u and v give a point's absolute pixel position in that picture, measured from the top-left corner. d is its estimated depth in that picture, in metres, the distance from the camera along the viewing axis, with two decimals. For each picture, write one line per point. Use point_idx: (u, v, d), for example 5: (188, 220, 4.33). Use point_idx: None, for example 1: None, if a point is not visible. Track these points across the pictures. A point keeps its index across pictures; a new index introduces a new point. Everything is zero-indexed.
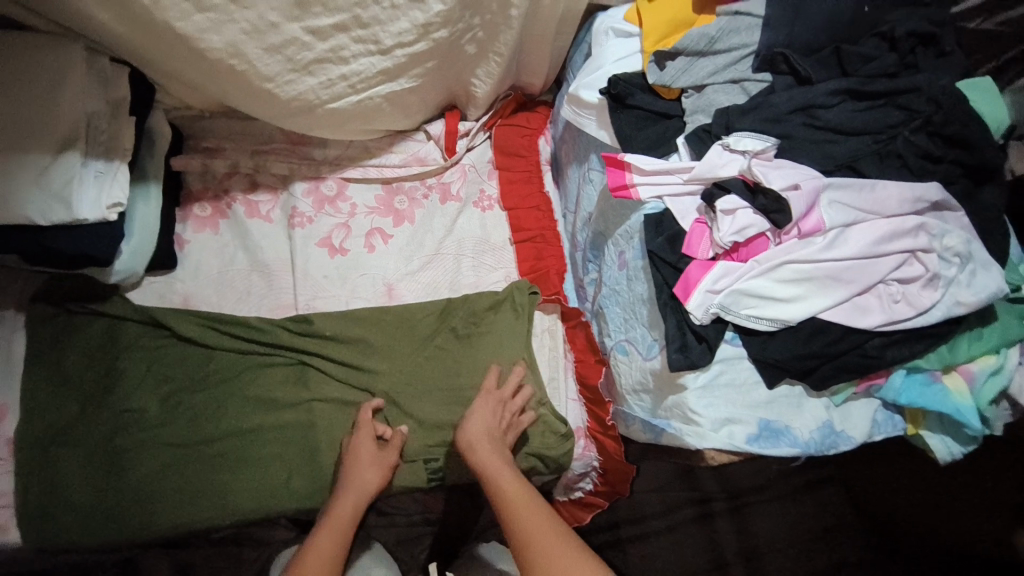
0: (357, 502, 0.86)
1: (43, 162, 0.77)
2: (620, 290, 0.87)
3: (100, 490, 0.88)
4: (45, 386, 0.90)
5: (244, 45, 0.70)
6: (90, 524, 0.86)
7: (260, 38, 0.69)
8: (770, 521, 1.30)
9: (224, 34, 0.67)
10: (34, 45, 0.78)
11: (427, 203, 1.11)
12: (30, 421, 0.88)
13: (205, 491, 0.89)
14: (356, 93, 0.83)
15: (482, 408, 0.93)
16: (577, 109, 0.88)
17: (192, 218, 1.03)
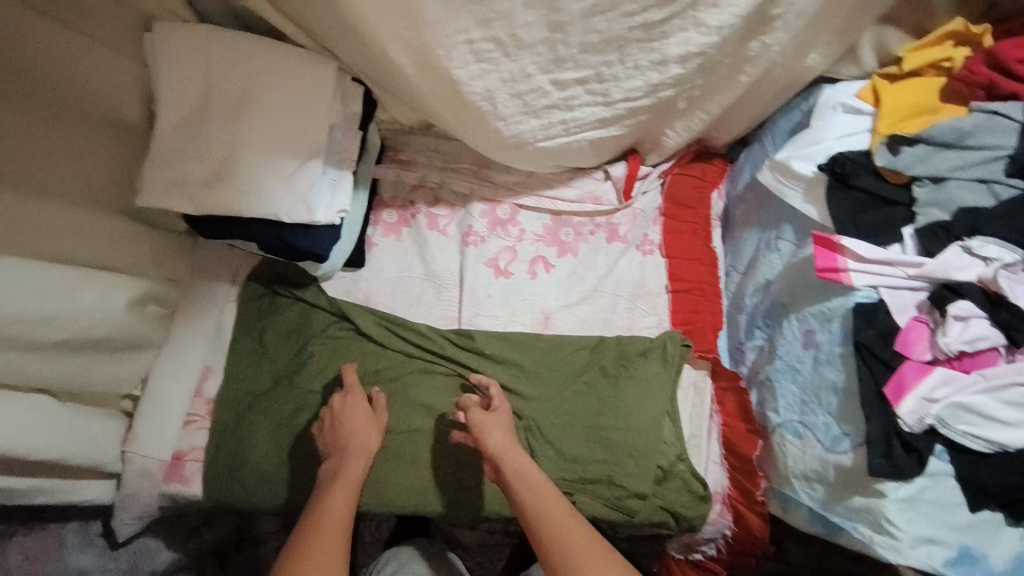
0: (363, 464, 0.87)
1: (293, 167, 0.87)
2: (799, 368, 0.85)
3: (280, 458, 0.97)
4: (246, 356, 1.01)
5: (497, 91, 0.74)
6: (268, 488, 0.96)
7: (511, 86, 0.74)
8: None
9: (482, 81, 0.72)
10: (291, 57, 0.85)
11: (593, 239, 1.14)
12: (230, 385, 1.00)
13: (367, 477, 0.99)
14: (567, 134, 0.86)
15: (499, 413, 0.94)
16: (779, 176, 0.87)
17: (381, 222, 1.12)
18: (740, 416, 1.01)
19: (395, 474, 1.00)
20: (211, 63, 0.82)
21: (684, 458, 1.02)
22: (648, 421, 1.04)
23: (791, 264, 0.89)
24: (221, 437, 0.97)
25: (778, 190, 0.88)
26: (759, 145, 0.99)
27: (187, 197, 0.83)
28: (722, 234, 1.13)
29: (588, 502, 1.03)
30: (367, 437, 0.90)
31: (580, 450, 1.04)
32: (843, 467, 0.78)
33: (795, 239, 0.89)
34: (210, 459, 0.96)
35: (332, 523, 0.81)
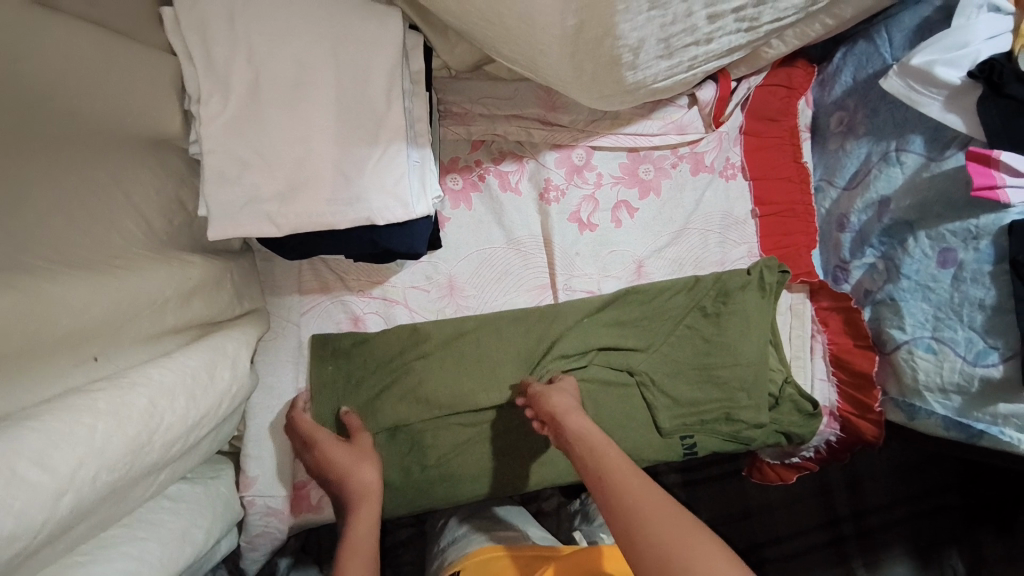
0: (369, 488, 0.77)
1: (375, 155, 0.70)
2: (934, 287, 0.84)
3: (403, 468, 0.88)
4: (337, 377, 0.88)
5: (646, 40, 0.63)
6: (399, 498, 0.88)
7: (666, 30, 0.62)
8: (899, 532, 1.24)
9: (641, 30, 0.60)
10: (360, 14, 0.69)
11: (676, 173, 1.04)
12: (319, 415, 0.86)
13: (492, 469, 0.90)
14: (690, 71, 0.75)
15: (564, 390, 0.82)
16: (913, 85, 0.80)
17: (446, 192, 0.98)
18: (848, 332, 0.99)
19: (524, 461, 0.91)
20: (254, 39, 0.66)
21: (790, 379, 1.00)
22: (756, 352, 0.98)
23: (924, 182, 0.84)
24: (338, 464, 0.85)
25: (909, 100, 0.81)
26: (868, 44, 0.94)
27: (266, 216, 0.67)
28: (810, 147, 1.06)
29: (710, 440, 0.98)
30: (361, 472, 0.78)
31: (698, 395, 0.97)
32: (993, 379, 0.78)
33: (925, 151, 0.85)
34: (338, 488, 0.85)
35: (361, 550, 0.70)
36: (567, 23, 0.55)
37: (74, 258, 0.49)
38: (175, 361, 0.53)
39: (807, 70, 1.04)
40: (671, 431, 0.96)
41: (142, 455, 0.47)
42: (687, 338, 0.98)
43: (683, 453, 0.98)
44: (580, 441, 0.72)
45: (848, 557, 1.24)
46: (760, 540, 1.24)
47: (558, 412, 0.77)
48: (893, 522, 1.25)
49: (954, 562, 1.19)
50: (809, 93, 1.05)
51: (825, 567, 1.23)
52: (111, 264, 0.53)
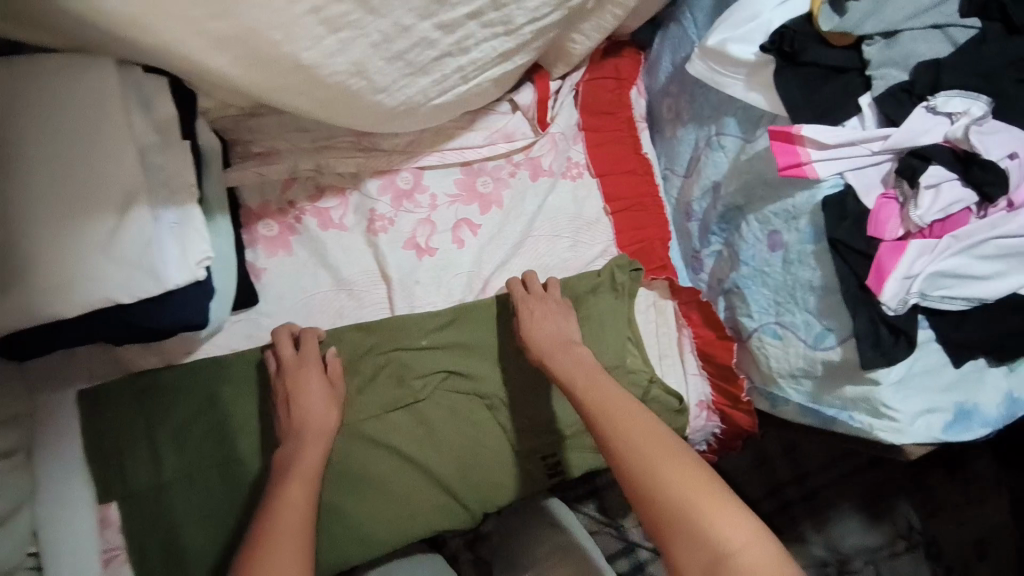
0: (323, 444, 0.78)
1: (111, 226, 0.63)
2: (768, 272, 0.80)
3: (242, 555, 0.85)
4: (148, 482, 0.83)
5: (368, 61, 0.54)
6: None
7: (387, 49, 0.52)
8: (848, 493, 1.23)
9: (348, 52, 0.51)
10: (67, 70, 0.62)
11: (515, 182, 0.98)
12: (122, 474, 0.83)
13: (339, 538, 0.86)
14: (465, 83, 0.68)
15: (539, 308, 0.88)
16: (714, 65, 0.75)
17: (260, 240, 0.88)
18: (708, 324, 0.96)
19: (377, 520, 0.88)
20: None
21: (656, 379, 0.95)
22: (613, 356, 0.94)
23: (739, 163, 0.81)
24: (141, 526, 0.83)
25: (714, 80, 0.75)
26: (677, 26, 0.90)
27: None
28: (649, 136, 1.03)
29: (572, 456, 0.97)
30: (325, 416, 0.80)
31: (552, 411, 0.94)
32: (833, 361, 0.75)
33: (741, 132, 0.80)
34: (137, 549, 0.82)
35: (299, 495, 0.72)
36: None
37: None
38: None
39: (637, 59, 1.00)
40: (528, 452, 0.95)
41: None
42: (534, 351, 0.95)
43: (548, 475, 0.96)
44: (571, 368, 0.81)
45: (796, 529, 1.20)
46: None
47: (553, 343, 0.84)
48: (831, 482, 1.24)
49: (908, 513, 1.22)
50: (640, 81, 1.01)
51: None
52: None
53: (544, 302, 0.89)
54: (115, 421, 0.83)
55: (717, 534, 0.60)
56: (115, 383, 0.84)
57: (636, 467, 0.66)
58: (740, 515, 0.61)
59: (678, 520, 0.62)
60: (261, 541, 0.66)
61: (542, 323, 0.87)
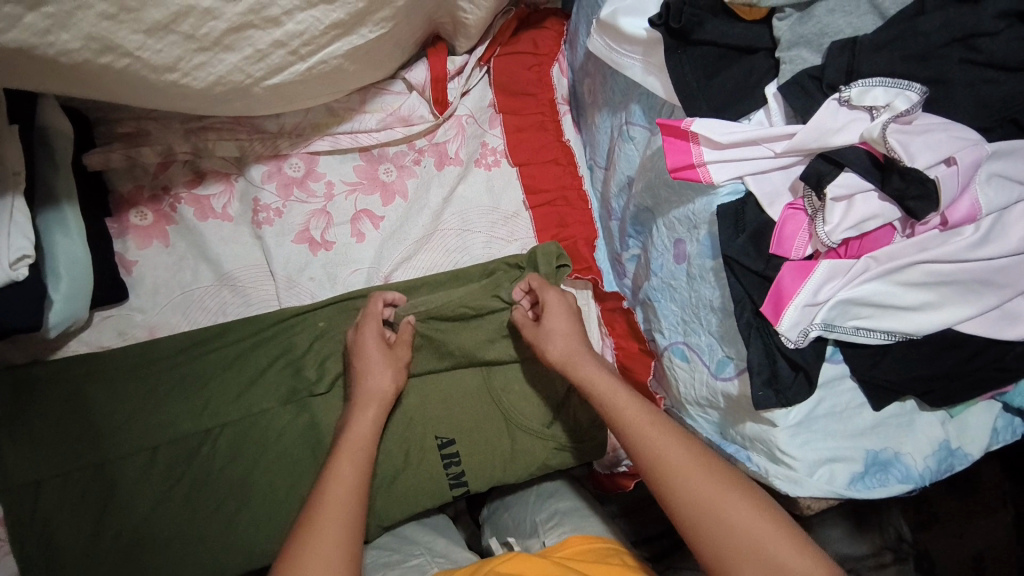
0: (375, 411, 0.72)
1: None
2: (676, 286, 0.69)
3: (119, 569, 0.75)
4: (20, 480, 0.75)
5: (114, 33, 0.46)
6: None
7: (132, 20, 0.45)
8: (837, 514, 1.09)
9: (74, 27, 0.43)
10: None
11: (420, 170, 0.89)
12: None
13: (217, 542, 0.77)
14: (301, 60, 0.59)
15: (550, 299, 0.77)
16: (610, 42, 0.64)
17: (131, 230, 0.83)
18: (631, 335, 0.85)
19: (270, 525, 0.78)
20: None
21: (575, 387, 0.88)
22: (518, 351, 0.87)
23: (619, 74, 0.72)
24: (13, 524, 0.74)
25: (611, 60, 0.65)
26: None
27: None
28: (571, 122, 0.93)
29: (477, 466, 0.85)
30: (379, 376, 0.74)
31: (455, 408, 0.86)
32: (731, 395, 0.64)
33: (647, 122, 0.69)
34: (14, 547, 0.74)
35: (356, 446, 0.68)
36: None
37: None
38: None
39: (559, 32, 0.90)
40: (428, 445, 0.84)
41: None
42: (447, 341, 0.85)
43: (451, 486, 0.85)
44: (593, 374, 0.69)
45: None
46: (652, 536, 1.10)
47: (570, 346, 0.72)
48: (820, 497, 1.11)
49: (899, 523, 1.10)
50: (562, 57, 0.91)
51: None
52: None
53: (563, 314, 0.75)
54: None
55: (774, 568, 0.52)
56: None
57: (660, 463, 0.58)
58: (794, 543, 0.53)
59: (710, 522, 0.55)
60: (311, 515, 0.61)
61: (554, 321, 0.75)
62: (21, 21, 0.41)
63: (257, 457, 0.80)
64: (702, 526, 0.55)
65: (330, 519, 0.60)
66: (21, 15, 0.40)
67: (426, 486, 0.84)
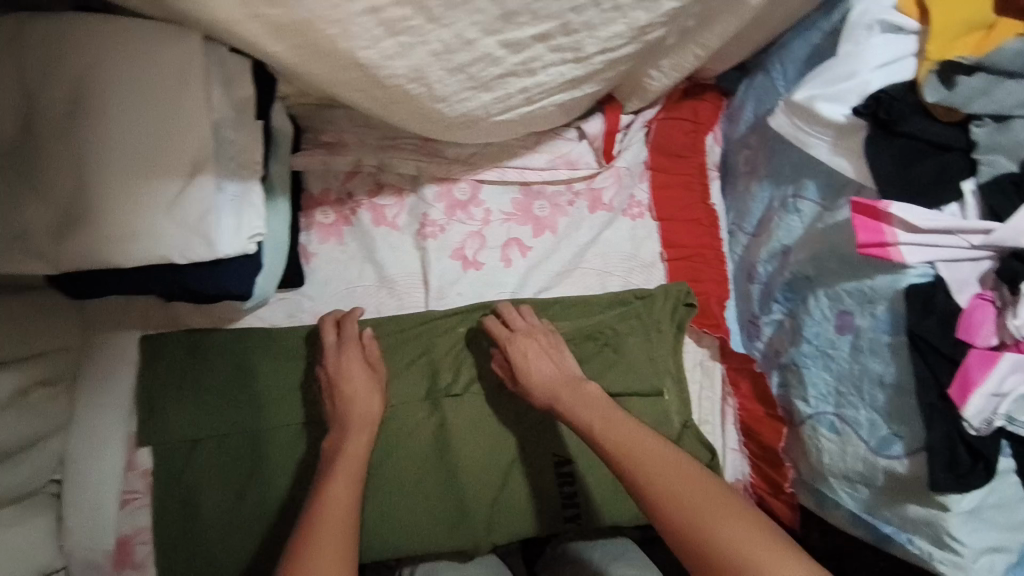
0: (368, 433, 0.75)
1: (174, 190, 0.64)
2: (835, 356, 0.73)
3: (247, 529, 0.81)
4: (180, 436, 0.81)
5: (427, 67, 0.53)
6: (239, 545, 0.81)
7: (448, 59, 0.52)
8: None
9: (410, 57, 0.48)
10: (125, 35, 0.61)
11: (573, 211, 0.95)
12: (161, 422, 0.82)
13: None
14: (529, 104, 0.66)
15: (527, 346, 0.81)
16: (799, 122, 0.69)
17: (315, 226, 0.92)
18: (759, 398, 0.88)
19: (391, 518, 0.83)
20: (25, 66, 0.61)
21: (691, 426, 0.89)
22: (643, 385, 0.89)
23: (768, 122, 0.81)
24: (165, 480, 0.81)
25: (797, 139, 0.70)
26: (764, 77, 0.84)
27: (39, 254, 0.62)
28: (719, 186, 0.97)
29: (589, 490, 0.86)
30: (368, 401, 0.78)
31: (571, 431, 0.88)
32: (895, 472, 0.68)
33: (820, 199, 0.73)
34: (158, 506, 0.80)
35: (352, 462, 0.71)
36: (288, 52, 0.46)
37: None
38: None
39: (717, 104, 0.95)
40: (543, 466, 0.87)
41: None
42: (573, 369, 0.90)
43: (563, 505, 0.87)
44: (586, 405, 0.74)
45: None
46: None
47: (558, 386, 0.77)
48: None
49: None
50: (718, 128, 0.97)
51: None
52: None
53: (532, 340, 0.82)
54: (171, 363, 0.83)
55: None
56: (170, 334, 0.85)
57: (678, 510, 0.60)
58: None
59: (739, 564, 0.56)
60: (313, 528, 0.64)
61: (538, 363, 0.80)
62: (382, 43, 0.46)
63: (388, 451, 0.85)
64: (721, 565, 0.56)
65: (333, 536, 0.63)
66: (384, 38, 0.45)
67: (541, 504, 0.86)
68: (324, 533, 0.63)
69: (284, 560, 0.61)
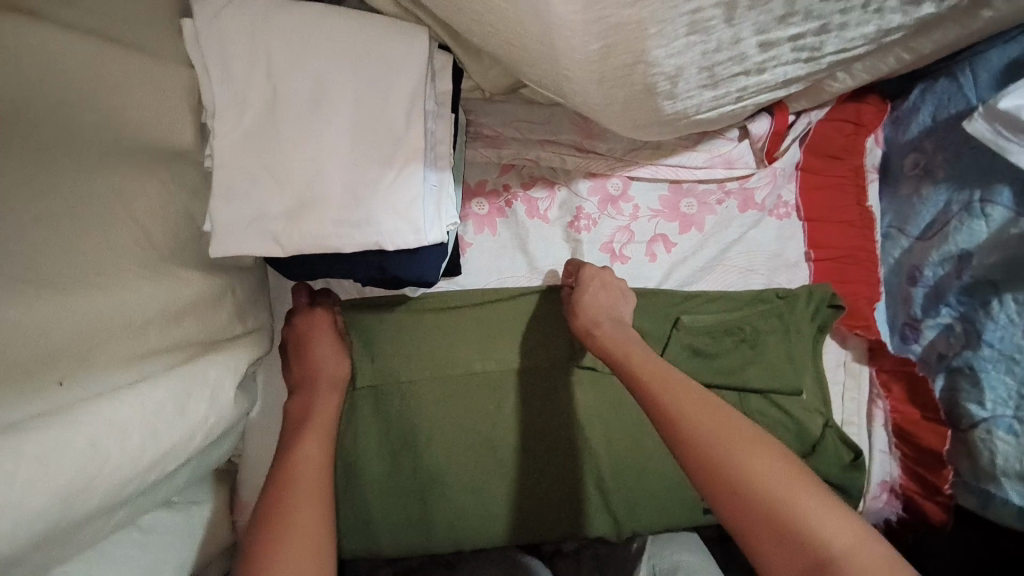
0: (335, 396, 0.80)
1: (387, 176, 0.66)
2: (1020, 360, 0.76)
3: (407, 504, 0.84)
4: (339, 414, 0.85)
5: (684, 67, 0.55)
6: (400, 518, 0.84)
7: (711, 60, 0.54)
8: None
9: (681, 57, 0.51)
10: (361, 34, 0.65)
11: (721, 210, 0.96)
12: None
13: (491, 500, 0.85)
14: (739, 102, 0.67)
15: (593, 288, 0.85)
16: (1002, 132, 0.71)
17: (471, 216, 0.94)
18: (916, 402, 0.86)
19: (543, 497, 0.86)
20: (273, 55, 0.63)
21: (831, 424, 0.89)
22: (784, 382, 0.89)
23: (958, 124, 0.84)
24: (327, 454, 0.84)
25: (997, 147, 0.72)
26: (951, 82, 0.86)
27: (269, 235, 0.63)
28: (877, 189, 0.96)
29: None
30: (336, 366, 0.82)
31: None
32: None
33: (1013, 204, 0.76)
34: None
35: (320, 422, 0.76)
36: (591, 48, 0.48)
37: (49, 280, 0.48)
38: (138, 396, 0.53)
39: (879, 107, 0.94)
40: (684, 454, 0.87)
41: (81, 502, 0.48)
42: (717, 367, 0.89)
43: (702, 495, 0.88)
44: (623, 347, 0.78)
45: None
46: None
47: (611, 331, 0.81)
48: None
49: None
50: (879, 130, 0.96)
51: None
52: (90, 283, 0.51)
53: (602, 275, 0.87)
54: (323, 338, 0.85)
55: (799, 525, 0.54)
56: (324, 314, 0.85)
57: (703, 435, 0.62)
58: (829, 511, 0.55)
59: (738, 475, 0.58)
60: (287, 481, 0.68)
61: (595, 296, 0.84)
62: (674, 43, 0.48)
63: (539, 429, 0.87)
64: (719, 473, 0.59)
65: (315, 502, 0.67)
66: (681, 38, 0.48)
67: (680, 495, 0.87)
68: (305, 497, 0.67)
69: (275, 521, 0.64)
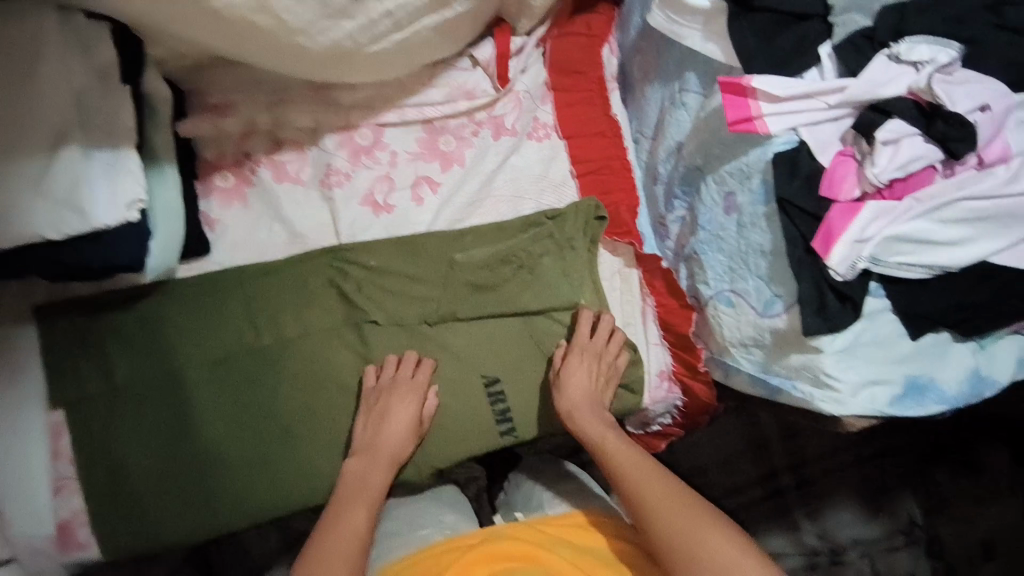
0: (385, 472, 0.82)
1: (42, 164, 0.62)
2: (724, 236, 0.77)
3: (187, 496, 0.81)
4: (94, 416, 0.80)
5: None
6: (181, 512, 0.81)
7: None
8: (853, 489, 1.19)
9: None
10: None
11: (478, 141, 0.96)
12: (77, 379, 0.80)
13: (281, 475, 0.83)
14: (399, 31, 0.69)
15: (575, 361, 0.87)
16: (671, 15, 0.75)
17: (216, 191, 0.90)
18: (673, 293, 0.92)
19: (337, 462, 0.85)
20: None
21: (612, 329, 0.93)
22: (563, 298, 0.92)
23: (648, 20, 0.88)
24: (88, 459, 0.80)
25: (672, 32, 0.75)
26: None
27: None
28: (620, 98, 1.01)
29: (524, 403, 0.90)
30: (400, 442, 0.83)
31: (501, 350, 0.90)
32: (778, 329, 0.73)
33: (701, 88, 0.79)
34: (87, 474, 0.80)
35: (363, 493, 0.79)
36: None
37: None
38: None
39: (609, 16, 1.00)
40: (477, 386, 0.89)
41: None
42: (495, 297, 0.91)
43: (498, 421, 0.90)
44: (599, 431, 0.83)
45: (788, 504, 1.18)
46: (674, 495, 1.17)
47: (574, 401, 0.85)
48: (832, 470, 1.20)
49: (910, 508, 1.18)
50: (613, 40, 1.01)
51: (761, 523, 1.17)
52: None
53: (583, 354, 0.88)
54: (65, 340, 0.81)
55: None
56: (63, 319, 0.81)
57: (668, 526, 0.69)
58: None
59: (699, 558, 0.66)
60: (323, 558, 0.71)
61: (573, 379, 0.86)
62: None
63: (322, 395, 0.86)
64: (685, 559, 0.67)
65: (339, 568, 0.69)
66: None
67: (475, 421, 0.89)
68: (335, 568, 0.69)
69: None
